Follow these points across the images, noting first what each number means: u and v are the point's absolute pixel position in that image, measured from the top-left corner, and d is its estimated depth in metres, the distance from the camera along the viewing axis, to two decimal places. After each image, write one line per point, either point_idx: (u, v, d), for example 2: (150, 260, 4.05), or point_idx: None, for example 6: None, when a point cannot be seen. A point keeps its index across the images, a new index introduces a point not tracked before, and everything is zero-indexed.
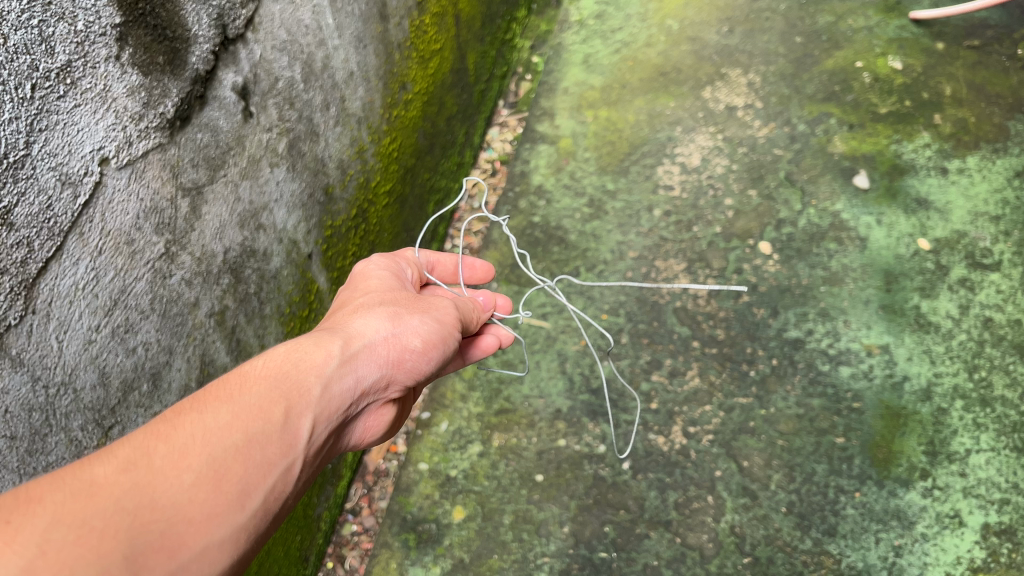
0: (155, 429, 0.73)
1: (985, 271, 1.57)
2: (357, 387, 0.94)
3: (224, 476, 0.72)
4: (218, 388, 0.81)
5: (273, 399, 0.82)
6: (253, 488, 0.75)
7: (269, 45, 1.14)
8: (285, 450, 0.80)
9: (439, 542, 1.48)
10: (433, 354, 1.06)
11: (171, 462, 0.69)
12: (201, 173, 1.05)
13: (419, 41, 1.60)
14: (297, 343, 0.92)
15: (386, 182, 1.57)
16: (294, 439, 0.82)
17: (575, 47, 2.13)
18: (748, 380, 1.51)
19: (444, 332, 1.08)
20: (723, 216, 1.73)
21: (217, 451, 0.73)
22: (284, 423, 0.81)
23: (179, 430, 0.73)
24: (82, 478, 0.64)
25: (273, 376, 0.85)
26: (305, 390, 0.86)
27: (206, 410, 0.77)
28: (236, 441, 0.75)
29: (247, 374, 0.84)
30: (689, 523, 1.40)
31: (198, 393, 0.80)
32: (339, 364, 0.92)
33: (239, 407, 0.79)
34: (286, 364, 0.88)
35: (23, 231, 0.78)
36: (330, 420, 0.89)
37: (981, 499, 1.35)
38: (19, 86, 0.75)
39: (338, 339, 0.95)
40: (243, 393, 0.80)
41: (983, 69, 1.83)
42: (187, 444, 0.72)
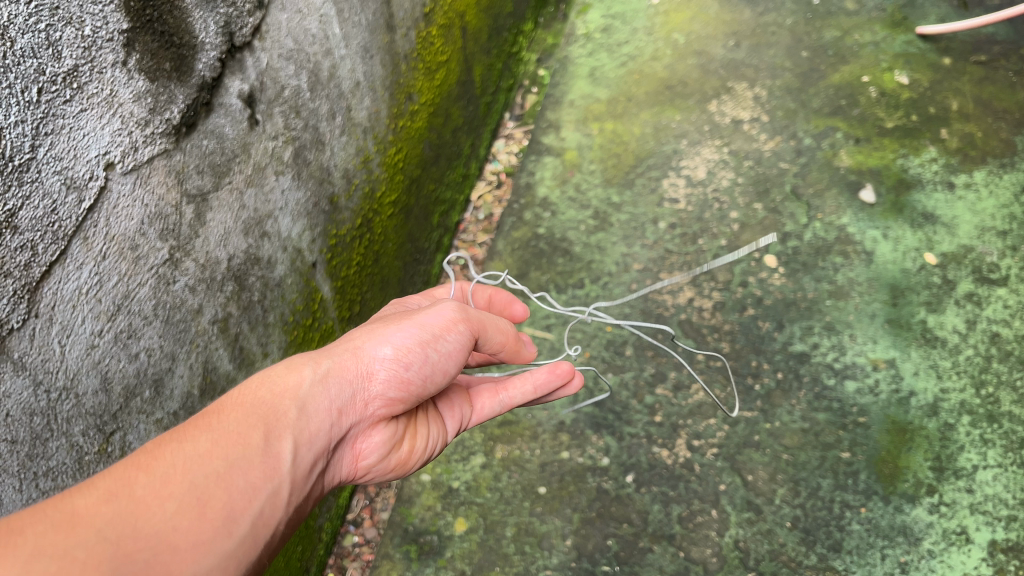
0: (136, 459, 0.75)
1: (991, 286, 1.56)
2: (331, 408, 0.94)
3: (207, 502, 0.76)
4: (199, 416, 0.84)
5: (250, 425, 0.85)
6: (239, 514, 0.78)
7: (275, 53, 1.14)
8: (269, 475, 0.83)
9: (440, 554, 1.47)
10: (414, 359, 0.98)
11: (154, 492, 0.73)
12: (206, 179, 1.05)
13: (426, 52, 1.61)
14: (271, 369, 0.94)
15: (391, 192, 1.57)
16: (274, 462, 0.84)
17: (581, 60, 2.14)
18: (753, 394, 1.51)
19: (430, 335, 1.00)
20: (728, 229, 1.73)
21: (198, 478, 0.77)
22: (264, 448, 0.84)
23: (160, 459, 0.76)
24: (64, 509, 0.67)
25: (250, 404, 0.87)
26: (281, 414, 0.88)
27: (187, 439, 0.80)
28: (218, 469, 0.78)
29: (223, 404, 0.87)
30: (693, 538, 1.39)
31: (183, 423, 0.84)
32: (311, 384, 0.92)
33: (216, 435, 0.81)
34: (260, 392, 0.89)
35: (27, 234, 0.78)
36: (310, 442, 0.90)
37: (989, 516, 1.34)
38: (25, 89, 0.75)
39: (311, 360, 0.95)
40: (220, 420, 0.83)
41: (990, 84, 1.83)
42: (166, 472, 0.75)
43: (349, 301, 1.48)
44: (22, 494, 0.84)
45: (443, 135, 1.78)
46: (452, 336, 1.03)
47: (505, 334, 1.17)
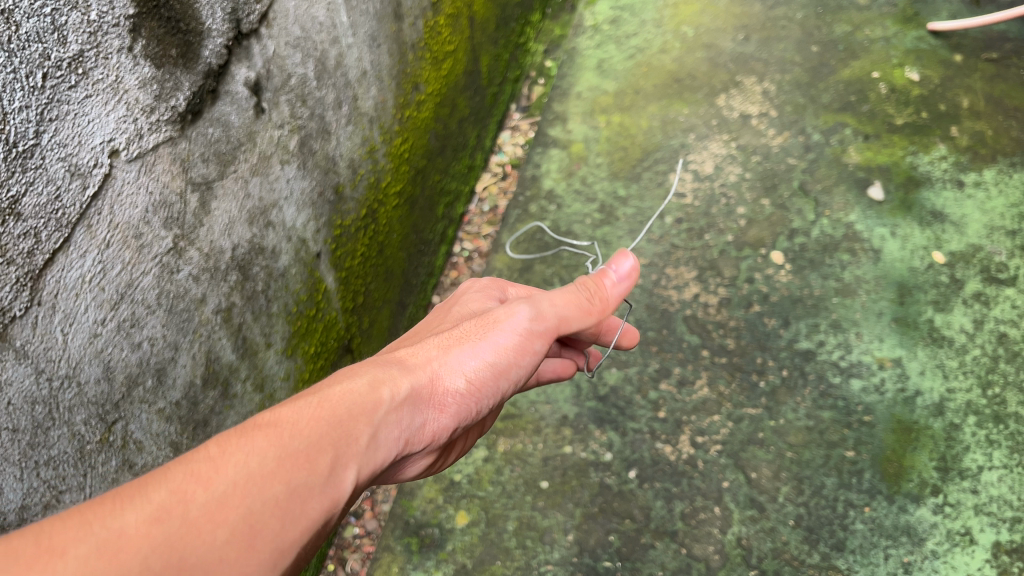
0: (196, 468, 0.62)
1: (1000, 286, 1.55)
2: (401, 438, 0.81)
3: (260, 537, 0.61)
4: (270, 424, 0.69)
5: (321, 446, 0.69)
6: (293, 550, 0.63)
7: (282, 41, 1.13)
8: (330, 509, 0.68)
9: (442, 547, 1.46)
10: (487, 391, 0.93)
11: (208, 515, 0.59)
12: (211, 168, 1.04)
13: (433, 41, 1.59)
14: (349, 383, 0.79)
15: (396, 182, 1.56)
16: (337, 493, 0.69)
17: (589, 51, 2.12)
18: (757, 391, 1.50)
19: (509, 365, 0.95)
20: (735, 225, 1.72)
21: (256, 504, 0.62)
22: (331, 476, 0.69)
23: (221, 474, 0.62)
24: (110, 528, 0.55)
25: (324, 420, 0.72)
26: (355, 438, 0.74)
27: (252, 448, 0.66)
28: (278, 494, 0.63)
29: (294, 413, 0.71)
30: (695, 534, 1.38)
31: (248, 424, 0.69)
32: (388, 411, 0.79)
33: (284, 452, 0.66)
34: (337, 403, 0.75)
35: (31, 221, 0.77)
36: (372, 473, 0.76)
37: (993, 517, 1.33)
38: (30, 74, 0.74)
39: (391, 379, 0.82)
40: (292, 433, 0.68)
41: (1001, 82, 1.81)
42: (226, 493, 0.61)
43: (353, 292, 1.47)
44: (23, 484, 0.83)
45: (449, 125, 1.77)
46: (524, 356, 0.97)
47: (597, 312, 1.04)
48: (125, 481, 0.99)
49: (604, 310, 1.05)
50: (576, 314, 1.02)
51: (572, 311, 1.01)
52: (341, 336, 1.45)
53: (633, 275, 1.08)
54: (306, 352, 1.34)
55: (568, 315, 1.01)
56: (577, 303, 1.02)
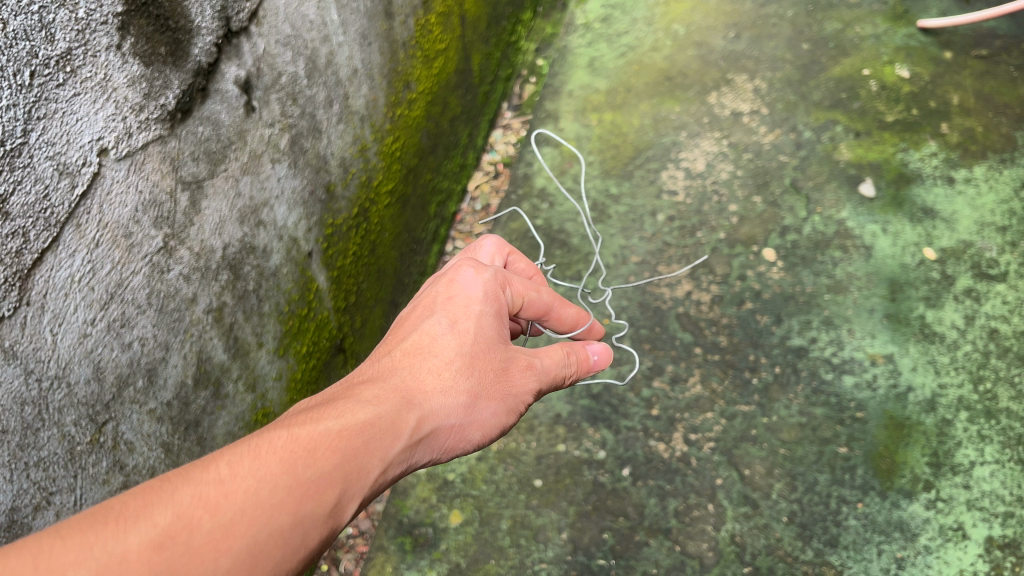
0: (201, 490, 0.61)
1: (990, 282, 1.56)
2: (400, 474, 0.81)
3: (262, 571, 0.61)
4: (285, 447, 0.68)
5: (332, 478, 0.69)
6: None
7: (272, 39, 1.13)
8: (325, 542, 0.68)
9: (435, 546, 1.46)
10: (482, 439, 0.94)
11: (212, 544, 0.59)
12: (202, 167, 1.03)
13: (424, 40, 1.59)
14: (373, 413, 0.77)
15: (388, 181, 1.55)
16: (336, 527, 0.69)
17: (580, 50, 2.12)
18: (750, 388, 1.50)
19: (509, 420, 0.96)
20: (727, 222, 1.72)
21: (262, 533, 0.62)
22: (335, 514, 0.68)
23: (229, 500, 0.62)
24: (112, 552, 0.55)
25: (340, 450, 0.71)
26: (366, 473, 0.73)
27: (265, 474, 0.65)
28: (285, 525, 0.63)
29: (313, 439, 0.70)
30: (689, 532, 1.38)
31: (258, 442, 0.68)
32: (402, 448, 0.78)
33: (297, 481, 0.66)
34: (356, 436, 0.73)
35: (19, 220, 0.76)
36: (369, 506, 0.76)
37: (986, 512, 1.33)
38: (18, 72, 0.73)
39: (410, 416, 0.81)
40: (306, 464, 0.68)
41: (991, 79, 1.82)
42: (233, 521, 0.61)
43: (345, 291, 1.47)
44: (13, 486, 0.82)
45: (440, 124, 1.76)
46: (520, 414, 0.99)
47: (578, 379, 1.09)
48: (116, 482, 0.98)
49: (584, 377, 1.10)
50: (563, 381, 1.06)
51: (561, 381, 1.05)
52: (333, 336, 1.45)
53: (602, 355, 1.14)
54: (298, 352, 1.34)
55: (557, 383, 1.04)
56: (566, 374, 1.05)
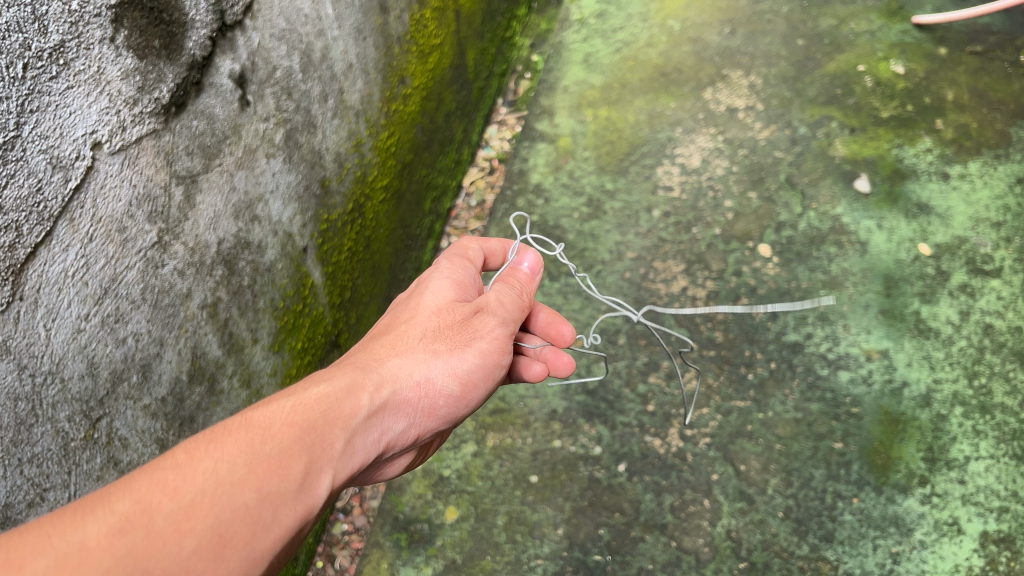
0: (161, 477, 0.68)
1: (985, 278, 1.56)
2: (382, 441, 0.92)
3: (228, 544, 0.67)
4: (241, 430, 0.76)
5: (294, 453, 0.77)
6: (262, 556, 0.70)
7: (267, 33, 1.12)
8: (303, 515, 0.75)
9: (431, 542, 1.46)
10: (471, 392, 1.03)
11: (174, 526, 0.65)
12: (196, 161, 1.03)
13: (419, 35, 1.58)
14: (330, 387, 0.87)
15: (383, 176, 1.55)
16: (311, 498, 0.77)
17: (575, 46, 2.11)
18: (746, 383, 1.50)
19: (488, 365, 1.05)
20: (722, 218, 1.72)
21: (226, 513, 0.68)
22: (303, 483, 0.76)
23: (187, 482, 0.68)
24: (71, 541, 0.60)
25: (298, 425, 0.80)
26: (329, 444, 0.81)
27: (223, 459, 0.72)
28: (250, 502, 0.70)
29: (270, 417, 0.79)
30: (685, 527, 1.38)
31: (217, 431, 0.76)
32: (367, 417, 0.88)
33: (256, 459, 0.74)
34: (313, 410, 0.82)
35: (11, 214, 0.76)
36: (345, 476, 0.84)
37: (981, 507, 1.34)
38: (10, 65, 0.73)
39: (370, 385, 0.91)
40: (265, 442, 0.75)
41: (986, 75, 1.82)
42: (193, 502, 0.67)
43: (339, 287, 1.46)
44: (6, 483, 0.82)
45: (435, 120, 1.76)
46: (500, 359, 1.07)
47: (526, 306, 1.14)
48: (110, 479, 0.98)
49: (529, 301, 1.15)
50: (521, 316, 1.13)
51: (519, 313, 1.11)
52: (328, 332, 1.45)
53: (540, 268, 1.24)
54: (293, 348, 1.33)
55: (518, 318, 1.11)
56: (517, 303, 1.11)
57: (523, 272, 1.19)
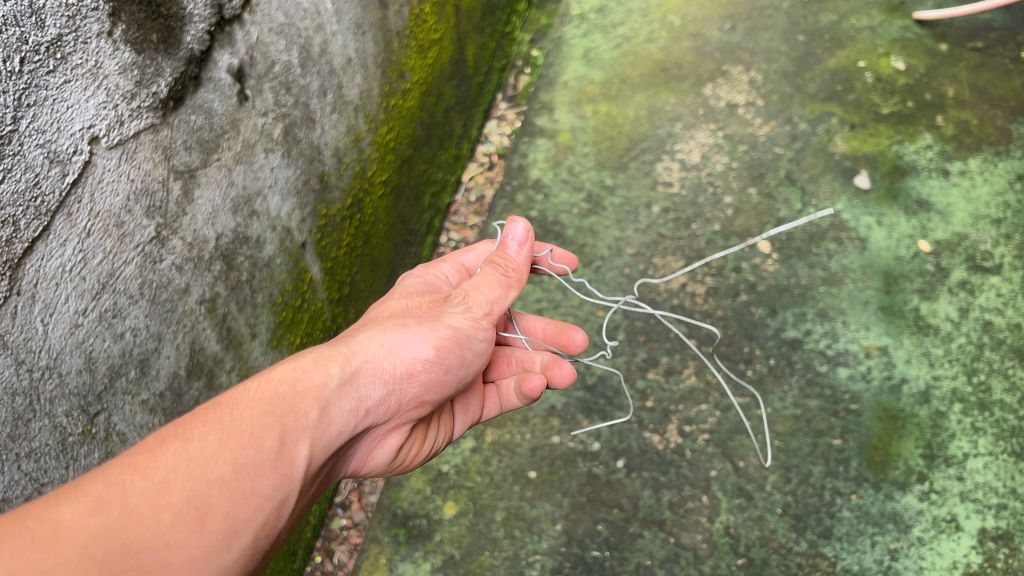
0: (133, 460, 0.72)
1: (985, 274, 1.56)
2: (358, 410, 0.93)
3: (208, 513, 0.71)
4: (211, 411, 0.81)
5: (265, 425, 0.81)
6: (242, 526, 0.74)
7: (265, 27, 1.12)
8: (280, 483, 0.79)
9: (429, 537, 1.46)
10: (449, 360, 1.03)
11: (149, 501, 0.69)
12: (194, 156, 1.02)
13: (419, 29, 1.58)
14: (297, 363, 0.91)
15: (382, 171, 1.55)
16: (289, 466, 0.81)
17: (575, 41, 2.11)
18: (745, 380, 1.50)
19: (463, 336, 1.04)
20: (722, 214, 1.71)
21: (201, 485, 0.73)
22: (280, 451, 0.80)
23: (159, 462, 0.73)
24: (46, 522, 0.65)
25: (267, 400, 0.84)
26: (303, 413, 0.85)
27: (195, 438, 0.76)
28: (225, 474, 0.74)
29: (239, 397, 0.83)
30: (683, 523, 1.38)
31: (189, 416, 0.80)
32: (339, 385, 0.91)
33: (229, 435, 0.78)
34: (283, 385, 0.86)
35: (9, 208, 0.76)
36: (324, 446, 0.87)
37: (979, 504, 1.34)
38: (7, 59, 0.73)
39: (339, 356, 0.94)
40: (236, 418, 0.80)
41: (986, 71, 1.82)
42: (166, 479, 0.71)
43: (338, 282, 1.46)
44: (4, 477, 0.82)
45: (435, 115, 1.75)
46: (479, 334, 1.07)
47: (515, 283, 1.12)
48: None
49: (521, 278, 1.13)
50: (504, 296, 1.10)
51: (501, 292, 1.09)
52: (327, 327, 1.45)
53: (528, 236, 1.16)
54: (292, 343, 1.33)
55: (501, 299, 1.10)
56: (501, 284, 1.10)
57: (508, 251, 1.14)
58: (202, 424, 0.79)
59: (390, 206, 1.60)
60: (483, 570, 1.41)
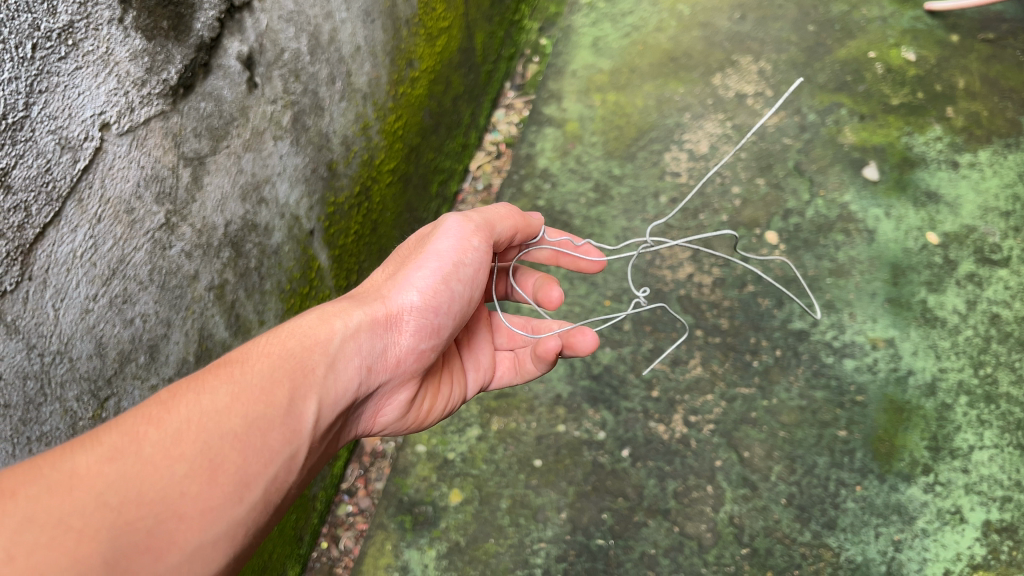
0: (147, 411, 0.74)
1: (993, 267, 1.55)
2: (362, 366, 0.96)
3: (216, 465, 0.73)
4: (221, 366, 0.83)
5: (277, 381, 0.84)
6: (253, 480, 0.76)
7: (275, 15, 1.12)
8: (289, 438, 0.82)
9: (435, 524, 1.47)
10: (442, 303, 1.04)
11: (163, 452, 0.71)
12: (204, 143, 1.03)
13: (427, 17, 1.57)
14: (302, 320, 0.94)
15: (390, 159, 1.54)
16: (297, 422, 0.84)
17: (584, 29, 2.10)
18: (750, 370, 1.50)
19: (453, 271, 1.05)
20: (730, 205, 1.71)
21: (213, 438, 0.75)
22: (288, 407, 0.83)
23: (172, 414, 0.74)
24: (63, 469, 0.65)
25: (275, 356, 0.87)
26: (310, 370, 0.89)
27: (205, 392, 0.79)
28: (236, 428, 0.77)
29: (248, 352, 0.86)
30: (687, 513, 1.39)
31: (201, 371, 0.82)
32: (342, 340, 0.94)
33: (238, 390, 0.80)
34: (290, 342, 0.90)
35: (21, 194, 0.76)
36: (328, 402, 0.90)
37: (984, 496, 1.34)
38: (19, 45, 0.73)
39: (341, 312, 0.97)
40: (246, 373, 0.82)
41: (997, 63, 1.81)
42: (179, 431, 0.73)
43: (346, 270, 1.47)
44: (15, 459, 0.83)
45: (443, 103, 1.75)
46: (471, 253, 1.08)
47: (513, 219, 1.21)
48: None
49: (520, 220, 1.23)
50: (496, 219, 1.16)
51: (496, 217, 1.15)
52: None
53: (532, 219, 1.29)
54: None
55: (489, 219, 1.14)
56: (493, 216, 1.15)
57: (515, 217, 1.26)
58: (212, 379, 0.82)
59: (398, 192, 1.60)
60: (489, 557, 1.42)
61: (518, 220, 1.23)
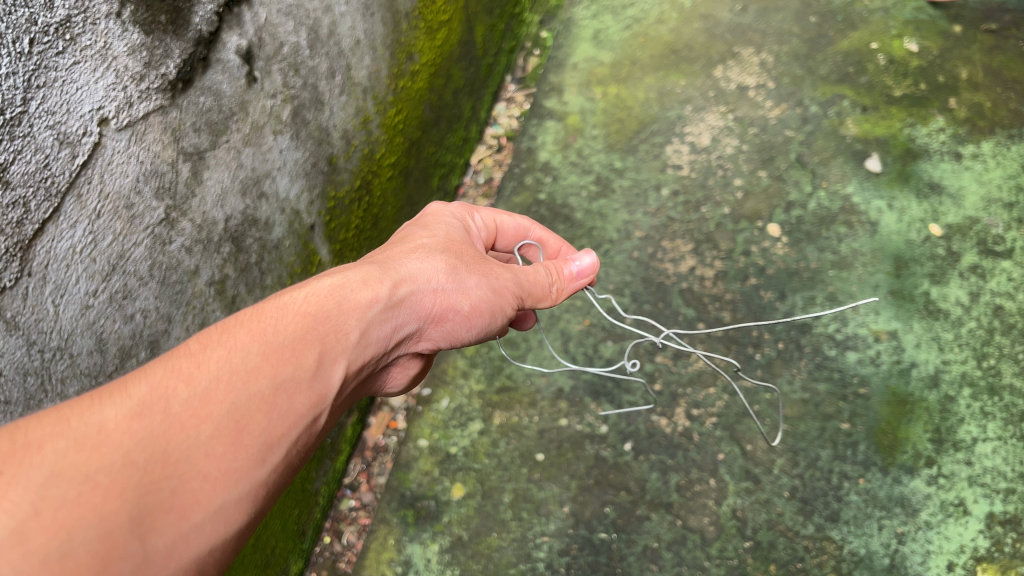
0: (176, 365, 0.70)
1: (996, 259, 1.54)
2: (390, 338, 0.96)
3: (242, 426, 0.70)
4: (252, 319, 0.79)
5: (308, 342, 0.81)
6: (277, 442, 0.72)
7: (274, 9, 1.12)
8: (315, 402, 0.79)
9: (438, 518, 1.48)
10: (476, 321, 1.07)
11: (190, 411, 0.67)
12: (203, 138, 1.02)
13: (427, 10, 1.57)
14: (346, 278, 0.92)
15: (391, 154, 1.54)
16: (323, 386, 0.81)
17: (585, 22, 2.09)
18: (753, 363, 1.50)
19: (499, 304, 1.08)
20: (732, 197, 1.71)
21: (240, 399, 0.71)
22: (317, 371, 0.80)
23: (202, 371, 0.70)
24: (89, 423, 0.61)
25: (312, 314, 0.84)
26: (343, 334, 0.86)
27: (239, 346, 0.75)
28: (265, 389, 0.73)
29: (285, 306, 0.83)
30: (690, 506, 1.39)
31: (232, 319, 0.79)
32: (382, 310, 0.93)
33: (270, 348, 0.77)
34: (331, 301, 0.87)
35: (19, 190, 0.76)
36: (354, 367, 0.88)
37: (987, 488, 1.34)
38: (17, 40, 0.73)
39: (387, 282, 0.95)
40: (280, 330, 0.79)
41: (1000, 53, 1.79)
42: (207, 389, 0.69)
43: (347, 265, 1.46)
44: None
45: (443, 97, 1.75)
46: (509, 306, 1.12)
47: (553, 297, 1.21)
48: None
49: (558, 298, 1.21)
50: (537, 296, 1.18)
51: (539, 289, 1.18)
52: None
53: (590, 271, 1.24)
54: None
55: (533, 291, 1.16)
56: (542, 286, 1.17)
57: (565, 268, 1.22)
58: (245, 329, 0.78)
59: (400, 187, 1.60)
60: (492, 551, 1.43)
61: (556, 290, 1.21)
